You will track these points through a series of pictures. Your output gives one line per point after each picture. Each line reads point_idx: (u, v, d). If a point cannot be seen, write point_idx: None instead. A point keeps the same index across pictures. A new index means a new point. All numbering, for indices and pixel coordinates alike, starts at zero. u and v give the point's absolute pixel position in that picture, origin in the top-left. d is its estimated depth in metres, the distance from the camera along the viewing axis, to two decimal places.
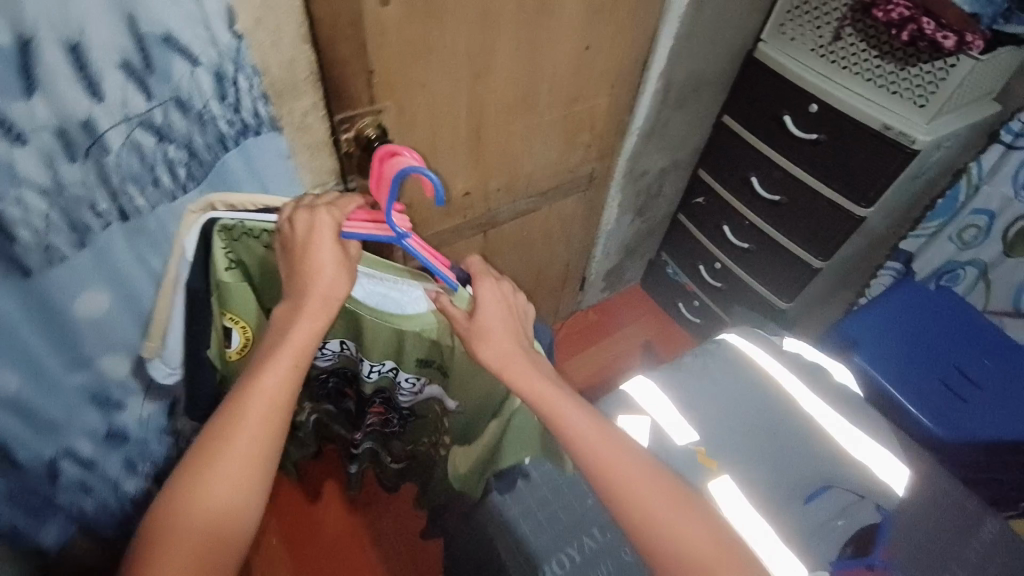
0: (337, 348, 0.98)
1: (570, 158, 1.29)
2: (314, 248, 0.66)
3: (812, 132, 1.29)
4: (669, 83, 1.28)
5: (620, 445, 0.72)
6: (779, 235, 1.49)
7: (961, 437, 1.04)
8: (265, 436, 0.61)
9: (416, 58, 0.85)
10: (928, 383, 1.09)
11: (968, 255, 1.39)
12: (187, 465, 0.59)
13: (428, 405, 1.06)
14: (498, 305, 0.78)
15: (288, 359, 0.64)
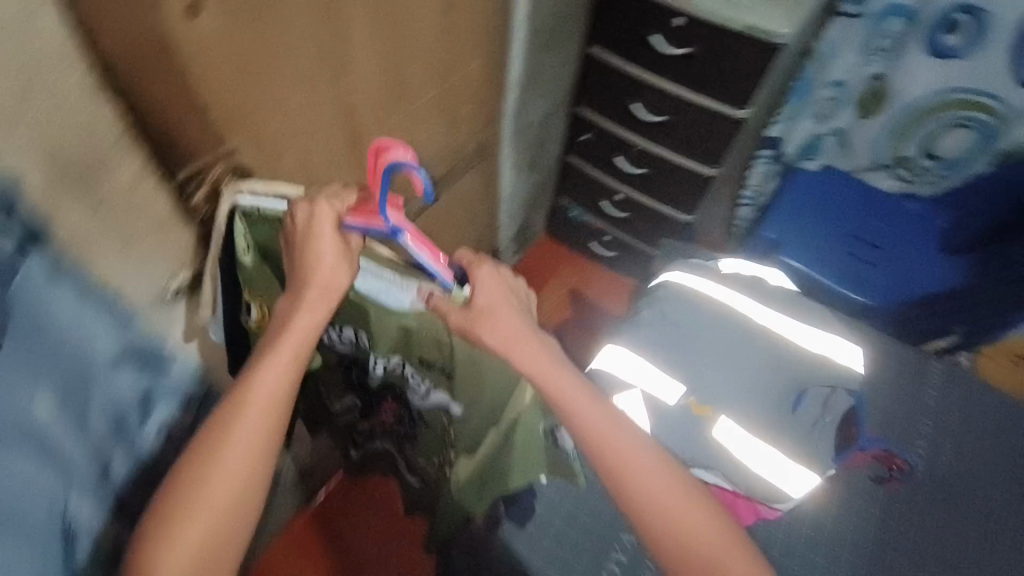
0: (348, 335, 0.80)
1: (456, 134, 1.16)
2: (314, 239, 0.63)
3: (681, 47, 1.28)
4: (534, 26, 1.17)
5: (633, 436, 0.70)
6: (670, 153, 1.50)
7: (887, 299, 1.11)
8: (265, 430, 0.65)
9: (258, 72, 0.66)
10: (844, 259, 1.14)
11: (827, 127, 1.45)
12: (199, 458, 0.63)
13: (436, 416, 0.87)
14: (495, 289, 0.70)
15: (286, 354, 0.65)
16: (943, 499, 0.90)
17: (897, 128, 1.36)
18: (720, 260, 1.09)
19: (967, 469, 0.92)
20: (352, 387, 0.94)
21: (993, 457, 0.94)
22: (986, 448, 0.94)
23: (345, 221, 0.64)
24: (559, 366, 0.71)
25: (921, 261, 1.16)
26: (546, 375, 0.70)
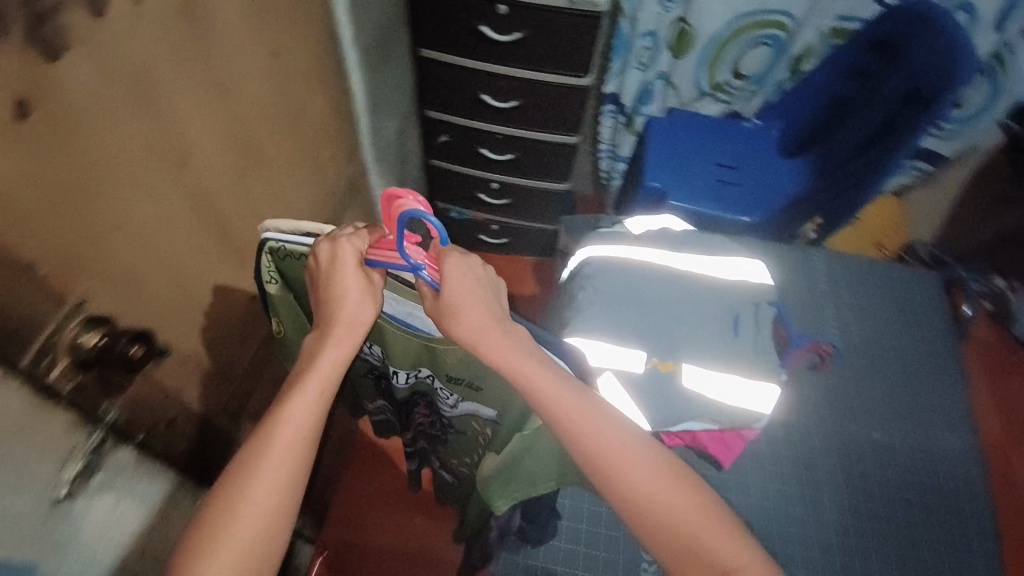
0: (379, 352, 0.89)
1: (321, 181, 1.04)
2: (338, 280, 0.64)
3: (512, 32, 1.28)
4: (367, 45, 1.08)
5: (635, 444, 0.69)
6: (531, 132, 1.50)
7: (762, 210, 1.24)
8: (291, 465, 0.59)
9: (82, 203, 0.53)
10: (717, 186, 1.26)
11: (652, 73, 1.51)
12: (223, 497, 0.58)
13: (466, 421, 0.94)
14: (464, 278, 0.67)
15: (317, 384, 0.63)
16: (869, 361, 1.01)
17: (707, 60, 1.45)
18: (625, 221, 1.15)
19: (872, 329, 1.05)
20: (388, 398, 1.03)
21: (885, 314, 1.08)
22: (877, 308, 1.08)
23: (367, 259, 0.65)
24: (542, 366, 0.68)
25: (771, 172, 1.32)
26: (526, 376, 0.66)
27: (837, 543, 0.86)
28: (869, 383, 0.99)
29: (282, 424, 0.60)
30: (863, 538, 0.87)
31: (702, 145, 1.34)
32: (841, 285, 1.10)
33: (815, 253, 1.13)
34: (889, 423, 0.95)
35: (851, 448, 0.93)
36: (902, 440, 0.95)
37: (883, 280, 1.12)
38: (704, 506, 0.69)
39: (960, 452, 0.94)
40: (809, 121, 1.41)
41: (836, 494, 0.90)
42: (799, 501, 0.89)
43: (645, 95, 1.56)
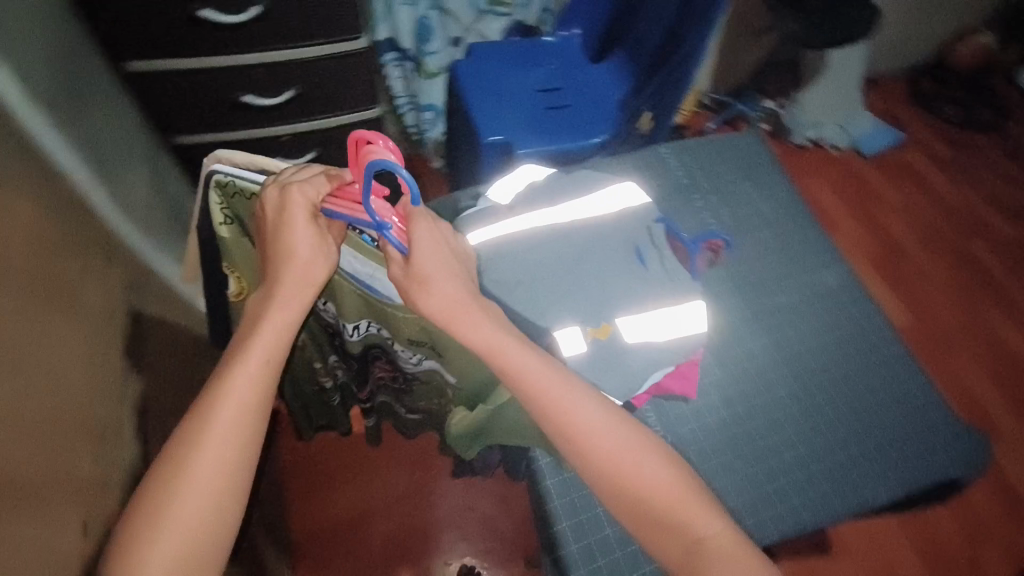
0: (332, 309, 0.81)
1: (93, 306, 0.73)
2: (289, 227, 0.60)
3: (245, 10, 0.98)
4: (49, 97, 0.74)
5: (605, 418, 0.62)
6: (323, 119, 1.21)
7: (603, 126, 1.20)
8: (238, 430, 0.54)
9: None
10: (551, 116, 1.19)
11: (422, 3, 1.29)
12: (172, 464, 0.52)
13: (432, 376, 0.88)
14: (435, 246, 0.63)
15: (268, 344, 0.58)
16: (751, 239, 1.07)
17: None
18: (487, 191, 1.01)
19: (742, 205, 1.11)
20: (341, 362, 0.93)
21: (739, 185, 1.13)
22: (731, 185, 1.13)
23: (321, 209, 0.60)
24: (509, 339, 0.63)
25: (593, 88, 1.28)
26: (498, 351, 0.62)
27: (798, 411, 0.91)
28: (758, 257, 1.05)
29: (233, 389, 0.55)
30: (815, 395, 0.93)
31: (511, 73, 1.24)
32: (697, 175, 1.12)
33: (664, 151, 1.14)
34: (787, 285, 1.02)
35: (770, 320, 0.99)
36: (802, 297, 1.02)
37: (724, 154, 1.17)
38: (682, 486, 0.60)
39: (842, 282, 1.05)
40: (603, 15, 1.34)
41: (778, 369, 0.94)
42: (756, 394, 0.92)
43: (426, 32, 1.33)
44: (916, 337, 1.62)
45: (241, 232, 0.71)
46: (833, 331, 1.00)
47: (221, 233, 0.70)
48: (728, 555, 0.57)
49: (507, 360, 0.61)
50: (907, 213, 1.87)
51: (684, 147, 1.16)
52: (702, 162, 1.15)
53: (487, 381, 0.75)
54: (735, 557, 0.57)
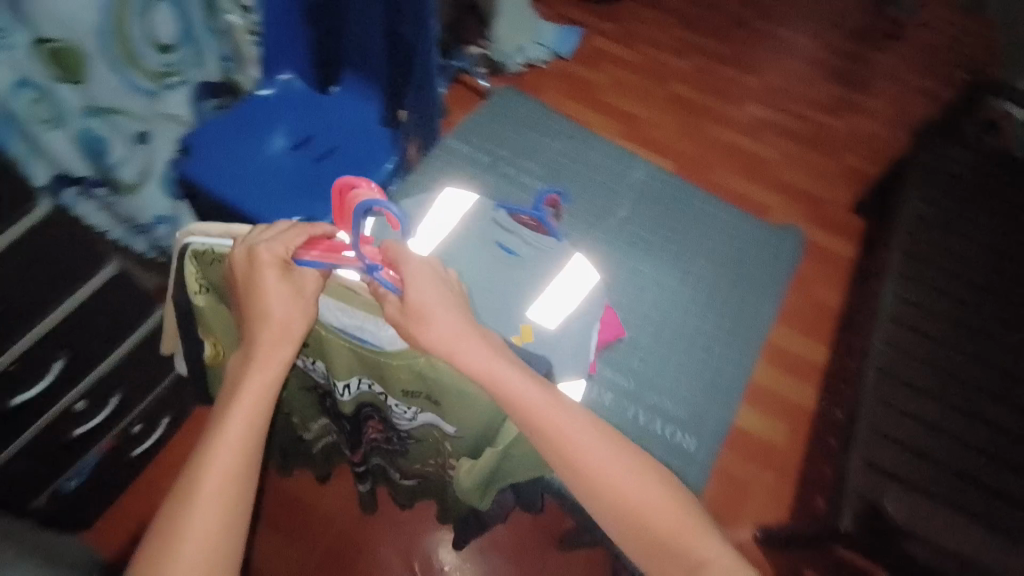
0: (318, 366, 0.78)
1: None
2: (261, 289, 0.61)
3: None
4: None
5: (620, 461, 0.62)
6: (51, 317, 0.88)
7: (383, 147, 1.15)
8: (230, 484, 0.57)
9: None
10: (326, 168, 1.12)
11: (70, 119, 0.94)
12: (166, 529, 0.55)
13: (431, 439, 0.81)
14: (421, 272, 0.64)
15: (251, 409, 0.60)
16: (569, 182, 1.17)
17: (118, 56, 0.95)
18: None
19: (545, 161, 1.25)
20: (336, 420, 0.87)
21: (525, 148, 1.26)
22: (524, 146, 1.26)
23: (297, 259, 0.63)
24: (506, 365, 0.63)
25: (345, 113, 1.21)
26: (500, 382, 0.62)
27: (686, 286, 1.09)
28: (583, 193, 1.20)
29: (223, 446, 0.58)
30: (685, 264, 1.12)
31: (259, 149, 1.13)
32: (494, 157, 1.22)
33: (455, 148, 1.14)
34: (615, 199, 1.20)
35: (625, 233, 1.15)
36: (632, 205, 1.20)
37: (500, 126, 1.29)
38: (687, 515, 0.62)
39: (646, 176, 1.26)
40: (305, 41, 1.22)
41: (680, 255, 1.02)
42: (655, 292, 1.07)
43: (100, 146, 0.99)
44: (686, 172, 1.99)
45: (213, 301, 0.72)
46: (661, 209, 1.21)
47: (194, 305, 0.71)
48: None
49: (506, 394, 0.61)
50: (622, 84, 2.21)
51: (463, 137, 1.25)
52: (490, 145, 1.25)
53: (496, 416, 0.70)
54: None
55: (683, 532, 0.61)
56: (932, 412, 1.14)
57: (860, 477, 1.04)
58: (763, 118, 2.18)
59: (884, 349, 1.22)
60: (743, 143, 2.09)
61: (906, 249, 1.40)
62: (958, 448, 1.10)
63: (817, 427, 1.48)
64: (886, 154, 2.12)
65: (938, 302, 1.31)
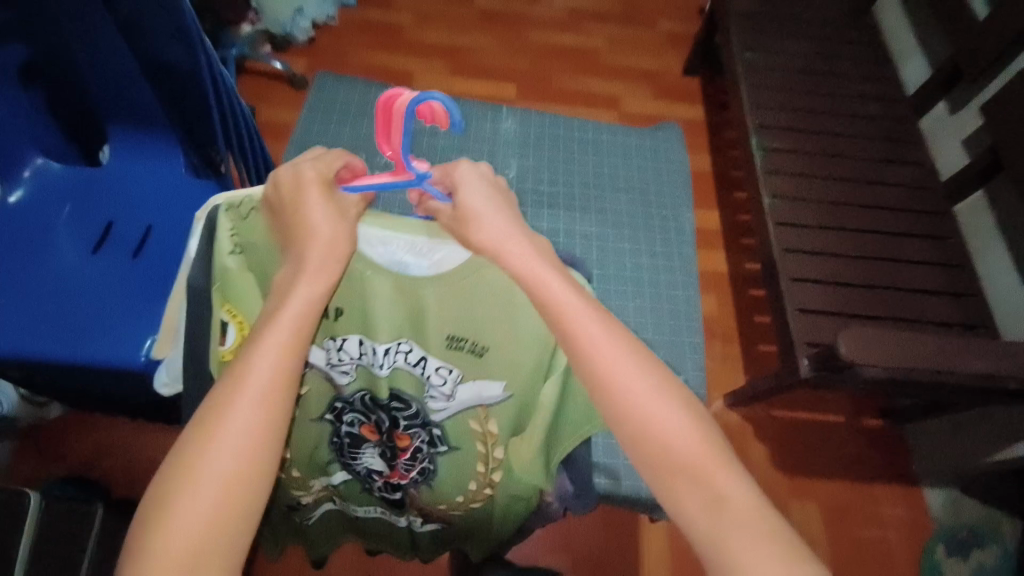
0: (347, 350, 0.70)
1: None
2: (305, 203, 0.60)
3: None
4: None
5: (639, 377, 0.57)
6: None
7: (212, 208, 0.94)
8: (273, 388, 0.53)
9: None
10: (145, 259, 0.87)
11: None
12: (206, 419, 0.51)
13: (468, 440, 0.75)
14: (477, 189, 0.65)
15: (292, 329, 0.55)
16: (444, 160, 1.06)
17: None
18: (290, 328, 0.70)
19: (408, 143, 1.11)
20: (363, 433, 0.74)
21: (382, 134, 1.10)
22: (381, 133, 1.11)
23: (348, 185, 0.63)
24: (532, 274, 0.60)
25: (143, 183, 0.93)
26: (534, 283, 0.60)
27: (607, 220, 1.09)
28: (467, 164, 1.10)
29: (266, 347, 0.54)
30: (596, 197, 1.11)
31: (40, 268, 0.84)
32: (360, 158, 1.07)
33: None
34: (501, 159, 1.12)
35: (527, 193, 1.10)
36: (520, 159, 1.13)
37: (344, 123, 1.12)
38: (713, 448, 0.55)
39: (517, 120, 1.17)
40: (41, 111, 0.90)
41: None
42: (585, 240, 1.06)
43: None
44: (530, 90, 1.89)
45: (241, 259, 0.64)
46: (552, 151, 1.16)
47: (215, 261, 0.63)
48: (743, 513, 0.52)
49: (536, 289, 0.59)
50: (425, 16, 1.99)
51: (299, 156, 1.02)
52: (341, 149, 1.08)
53: (543, 349, 0.67)
54: (751, 515, 0.52)
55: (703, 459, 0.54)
56: (830, 242, 1.29)
57: (800, 325, 1.17)
58: (578, 8, 2.12)
59: (773, 202, 1.33)
60: (571, 41, 2.03)
61: (754, 101, 1.48)
62: (858, 264, 1.26)
63: (739, 286, 1.63)
64: (692, 7, 2.19)
65: (795, 138, 1.44)
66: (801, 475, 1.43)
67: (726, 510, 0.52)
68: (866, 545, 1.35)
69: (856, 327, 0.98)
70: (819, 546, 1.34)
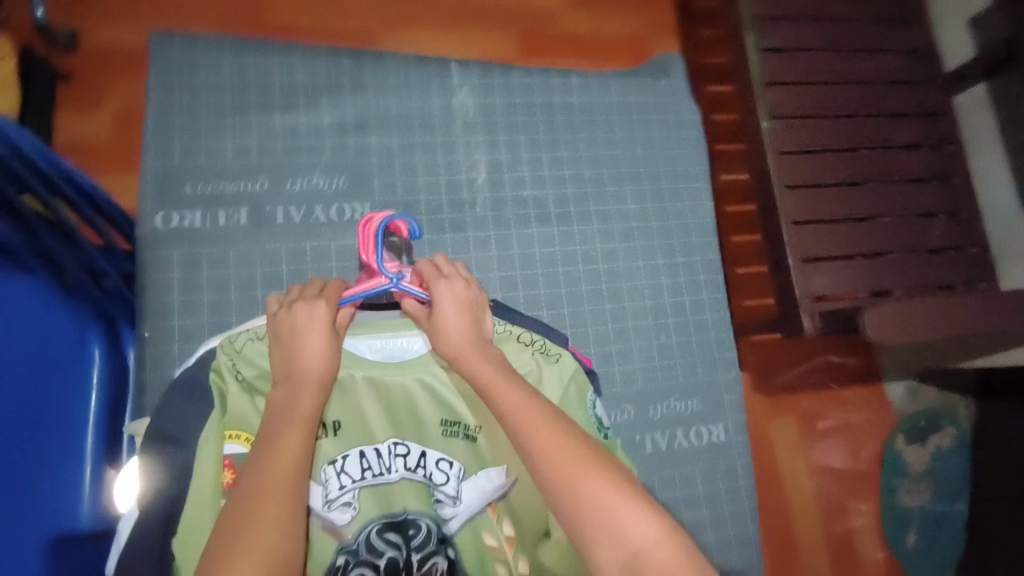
0: (337, 478, 0.55)
1: None
2: (304, 333, 0.53)
3: None
4: None
5: (550, 427, 0.48)
6: None
7: (72, 322, 0.62)
8: (290, 483, 0.46)
9: None
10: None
11: None
12: (220, 536, 0.43)
13: (490, 563, 0.57)
14: (453, 301, 0.57)
15: (296, 425, 0.49)
16: None
17: None
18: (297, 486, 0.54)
19: None
20: None
21: None
22: None
23: (344, 298, 0.57)
24: (482, 366, 0.52)
25: None
26: (468, 363, 0.53)
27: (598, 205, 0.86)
28: None
29: (275, 446, 0.47)
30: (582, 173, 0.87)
31: None
32: None
33: (175, 216, 0.63)
34: None
35: None
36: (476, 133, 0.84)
37: None
38: (642, 509, 0.44)
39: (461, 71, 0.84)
40: None
41: (585, 193, 0.74)
42: None
43: None
44: None
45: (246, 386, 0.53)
46: None
47: (214, 381, 0.52)
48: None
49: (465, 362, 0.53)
50: None
51: (144, 166, 0.63)
52: None
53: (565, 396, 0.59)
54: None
55: (624, 515, 0.43)
56: (832, 166, 1.05)
57: (804, 278, 1.00)
58: None
59: (773, 126, 1.05)
60: None
61: None
62: (858, 191, 1.05)
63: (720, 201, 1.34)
64: None
65: None
66: (779, 391, 1.34)
67: (645, 574, 0.41)
68: (837, 449, 1.34)
69: (886, 305, 0.90)
70: (798, 461, 1.31)
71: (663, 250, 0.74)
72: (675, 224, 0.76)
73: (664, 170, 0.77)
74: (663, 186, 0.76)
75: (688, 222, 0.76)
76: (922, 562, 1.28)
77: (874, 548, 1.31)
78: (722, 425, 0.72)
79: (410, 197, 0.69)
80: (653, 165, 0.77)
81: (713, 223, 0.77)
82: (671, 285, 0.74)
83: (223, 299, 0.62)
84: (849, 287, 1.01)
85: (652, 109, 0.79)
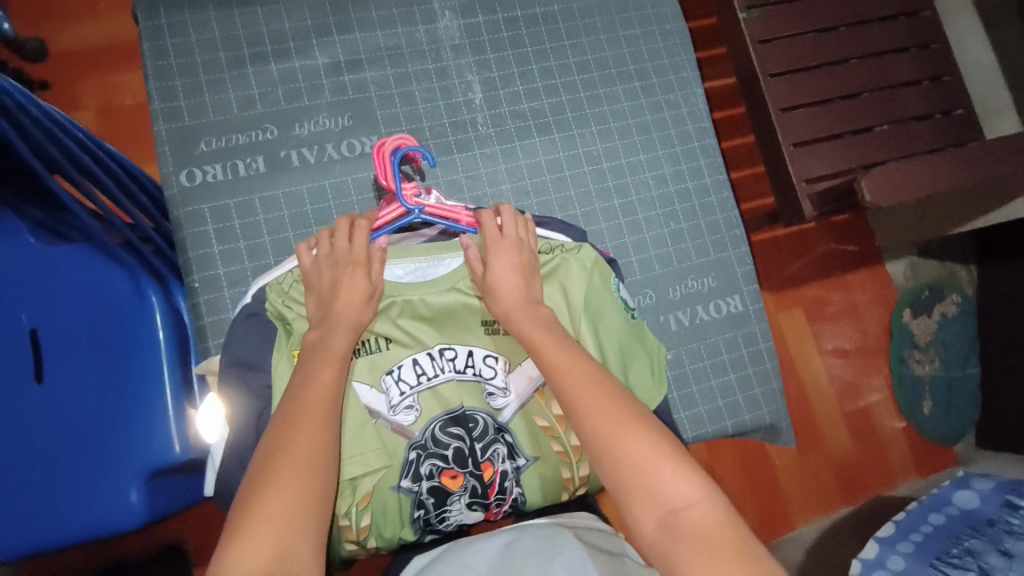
0: (398, 383, 0.60)
1: None
2: (341, 284, 0.56)
3: None
4: None
5: (601, 393, 0.50)
6: None
7: (119, 276, 0.63)
8: (327, 411, 0.50)
9: None
10: (73, 390, 0.60)
11: None
12: (267, 452, 0.47)
13: (545, 441, 0.62)
14: (508, 269, 0.58)
15: (330, 363, 0.52)
16: None
17: None
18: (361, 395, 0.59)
19: None
20: (445, 484, 0.60)
21: None
22: None
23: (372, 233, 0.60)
24: (534, 330, 0.55)
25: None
26: (517, 325, 0.55)
27: None
28: None
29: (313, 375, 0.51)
30: None
31: None
32: None
33: (198, 172, 0.65)
34: None
35: None
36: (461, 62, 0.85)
37: None
38: (684, 477, 0.46)
39: None
40: None
41: (579, 98, 0.76)
42: None
43: None
44: None
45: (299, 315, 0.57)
46: None
47: (272, 310, 0.56)
48: (703, 531, 0.43)
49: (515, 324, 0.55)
50: None
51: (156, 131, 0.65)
52: None
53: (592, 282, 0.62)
54: (711, 534, 0.43)
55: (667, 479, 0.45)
56: (813, 49, 1.06)
57: (798, 163, 1.03)
58: None
59: (750, 17, 1.05)
60: None
61: None
62: (840, 70, 1.07)
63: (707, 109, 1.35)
64: None
65: None
66: (784, 285, 1.37)
67: (681, 528, 0.44)
68: (844, 331, 1.38)
69: (880, 167, 0.93)
70: (813, 346, 1.37)
71: (662, 142, 0.77)
72: (670, 115, 0.78)
73: (652, 65, 0.79)
74: (654, 81, 0.78)
75: (683, 111, 0.79)
76: (937, 419, 1.36)
77: (888, 413, 1.37)
78: (738, 296, 0.76)
79: (414, 125, 0.71)
80: (641, 61, 0.78)
81: (706, 109, 0.79)
82: (674, 173, 0.77)
83: (257, 245, 0.65)
84: (843, 164, 1.04)
85: (632, 7, 0.80)
